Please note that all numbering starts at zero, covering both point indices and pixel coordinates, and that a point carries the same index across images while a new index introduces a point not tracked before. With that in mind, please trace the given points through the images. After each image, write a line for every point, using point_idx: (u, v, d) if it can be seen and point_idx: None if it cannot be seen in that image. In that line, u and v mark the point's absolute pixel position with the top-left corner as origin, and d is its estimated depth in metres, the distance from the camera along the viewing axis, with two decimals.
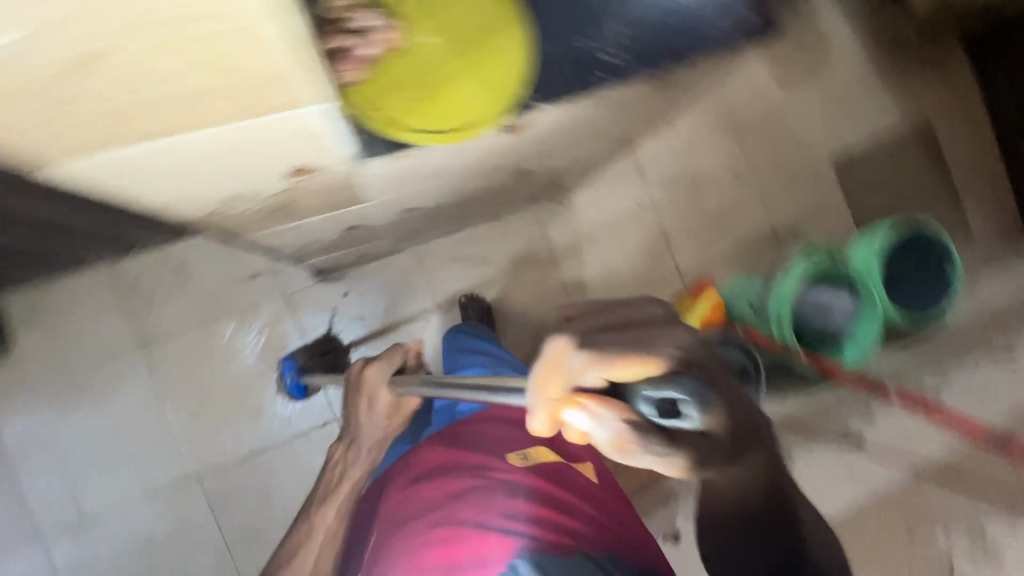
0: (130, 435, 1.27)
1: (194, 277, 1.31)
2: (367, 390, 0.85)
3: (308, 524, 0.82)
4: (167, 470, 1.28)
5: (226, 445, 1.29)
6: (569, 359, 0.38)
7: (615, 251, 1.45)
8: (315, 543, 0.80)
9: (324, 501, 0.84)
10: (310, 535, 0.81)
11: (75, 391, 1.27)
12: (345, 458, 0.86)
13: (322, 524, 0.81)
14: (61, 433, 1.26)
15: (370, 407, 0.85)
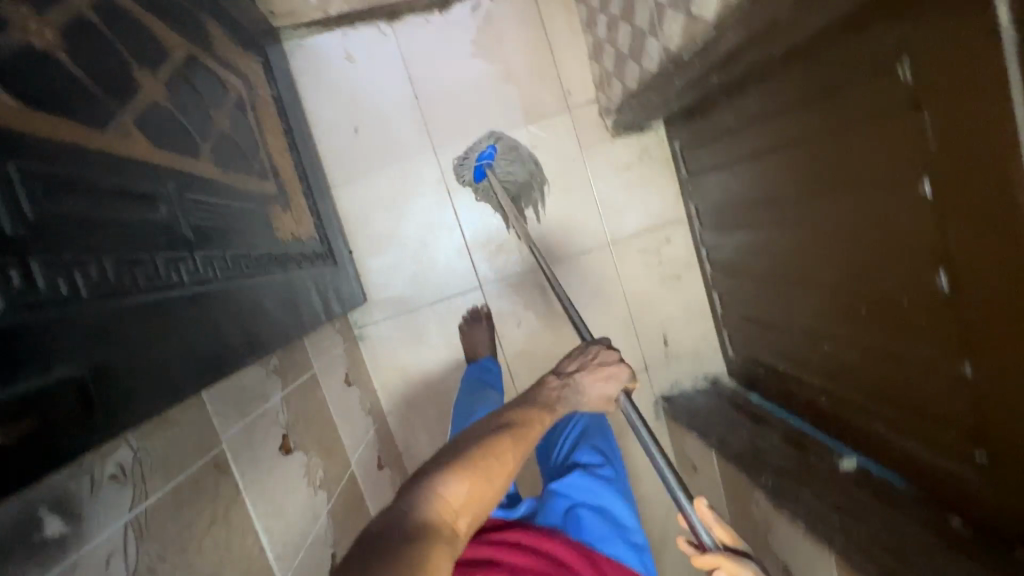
0: (401, 197, 1.33)
1: (524, 201, 1.35)
2: (611, 369, 0.80)
3: (488, 435, 0.65)
4: (415, 226, 1.34)
5: (403, 271, 1.35)
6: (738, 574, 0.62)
7: (686, 455, 1.35)
8: (495, 474, 0.61)
9: (502, 430, 0.66)
10: (499, 449, 0.63)
11: (387, 144, 1.31)
12: (532, 407, 0.72)
13: (503, 447, 0.64)
14: (374, 129, 1.30)
15: (604, 383, 0.78)
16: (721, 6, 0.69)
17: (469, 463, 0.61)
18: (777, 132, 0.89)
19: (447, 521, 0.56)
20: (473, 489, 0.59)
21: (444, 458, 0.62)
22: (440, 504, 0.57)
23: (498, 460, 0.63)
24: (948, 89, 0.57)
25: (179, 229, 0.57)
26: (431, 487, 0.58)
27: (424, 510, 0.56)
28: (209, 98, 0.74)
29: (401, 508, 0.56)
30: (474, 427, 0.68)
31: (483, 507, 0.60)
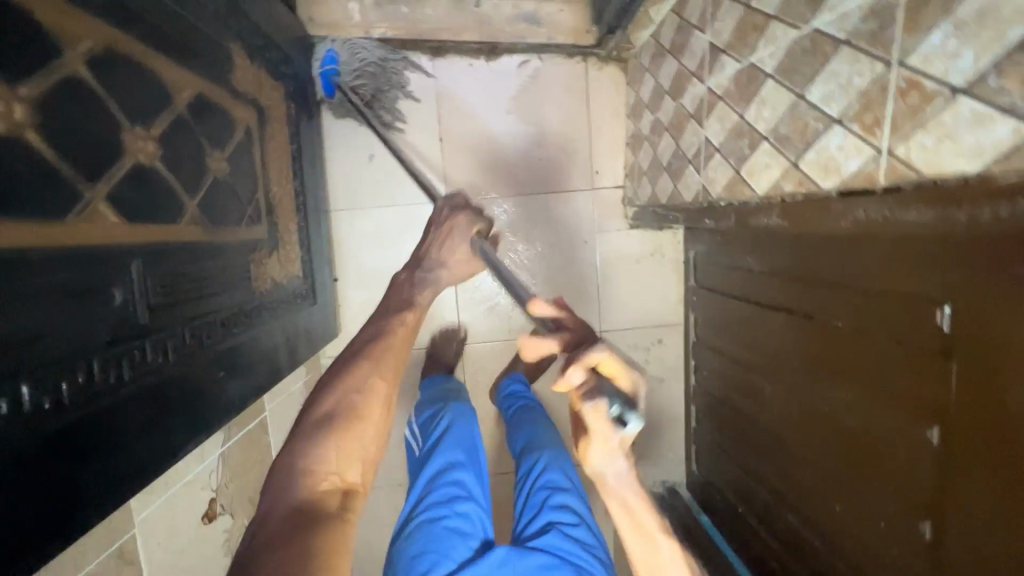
0: (404, 234, 1.27)
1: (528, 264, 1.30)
2: (454, 223, 0.88)
3: (346, 384, 0.66)
4: (412, 266, 1.28)
5: (388, 308, 1.29)
6: (585, 362, 0.59)
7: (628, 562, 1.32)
8: (370, 406, 0.65)
9: (354, 368, 0.68)
10: (356, 383, 0.67)
11: (403, 176, 1.25)
12: (391, 315, 0.78)
13: (360, 395, 0.66)
14: (392, 158, 1.24)
15: (446, 243, 0.88)
16: (770, 186, 0.65)
17: (329, 425, 0.61)
18: (793, 299, 0.86)
19: (331, 484, 0.57)
20: (345, 447, 0.61)
21: (307, 425, 0.62)
22: (317, 472, 0.57)
23: (359, 404, 0.65)
24: (981, 360, 0.54)
25: (136, 316, 0.51)
26: (300, 461, 0.58)
27: (299, 490, 0.55)
28: (212, 140, 0.68)
29: (274, 499, 0.55)
30: (330, 370, 0.70)
31: (368, 458, 0.62)
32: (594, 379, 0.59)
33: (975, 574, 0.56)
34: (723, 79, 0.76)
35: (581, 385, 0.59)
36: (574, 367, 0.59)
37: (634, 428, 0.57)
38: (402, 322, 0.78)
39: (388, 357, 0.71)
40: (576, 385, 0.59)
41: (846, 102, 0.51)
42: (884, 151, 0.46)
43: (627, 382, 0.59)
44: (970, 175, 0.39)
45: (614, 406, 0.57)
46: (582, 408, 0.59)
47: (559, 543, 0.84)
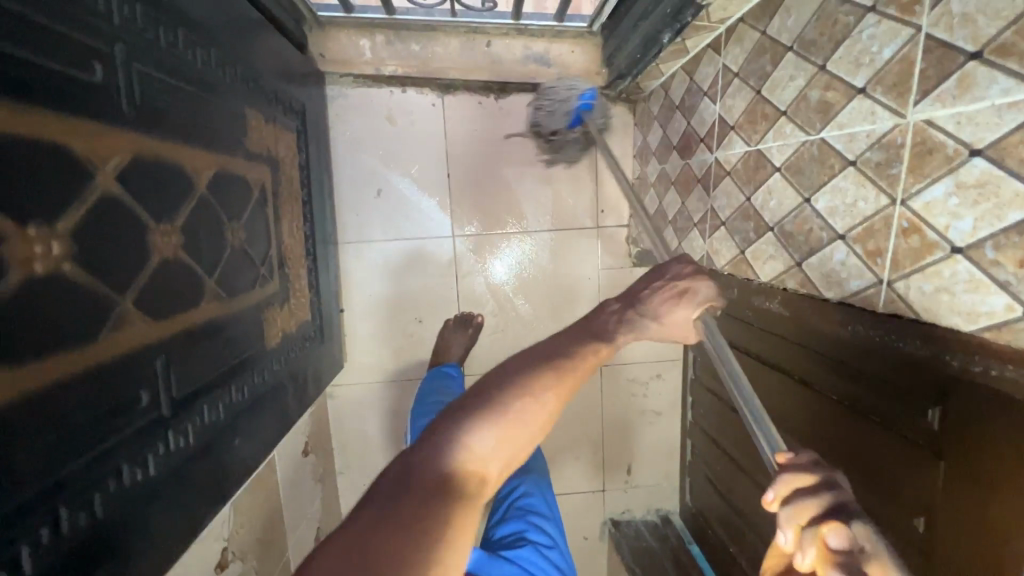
0: (409, 264, 1.29)
1: (527, 294, 1.32)
2: (697, 286, 0.59)
3: (523, 380, 0.50)
4: (416, 296, 1.30)
5: (392, 336, 1.31)
6: (816, 495, 0.40)
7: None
8: (532, 414, 0.49)
9: (541, 363, 0.52)
10: (538, 386, 0.50)
11: (410, 208, 1.26)
12: (584, 340, 0.56)
13: (538, 397, 0.50)
14: (399, 190, 1.25)
15: (678, 304, 0.58)
16: (773, 275, 0.67)
17: (500, 409, 0.48)
18: (789, 363, 0.88)
19: (471, 473, 0.45)
20: (504, 439, 0.47)
21: (472, 397, 0.49)
22: (463, 456, 0.45)
23: (533, 409, 0.49)
24: (970, 467, 0.56)
25: (161, 411, 0.53)
26: (457, 432, 0.46)
27: (445, 461, 0.45)
28: (228, 212, 0.69)
29: (419, 453, 0.45)
30: (519, 355, 0.54)
31: (514, 460, 0.49)
32: (863, 543, 0.37)
33: None
34: (731, 155, 0.77)
35: (842, 553, 0.36)
36: (794, 489, 0.42)
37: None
38: (593, 353, 0.55)
39: (576, 371, 0.53)
40: (832, 546, 0.37)
41: (850, 222, 0.53)
42: (884, 281, 0.49)
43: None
44: (968, 330, 0.41)
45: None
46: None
47: (530, 559, 0.76)
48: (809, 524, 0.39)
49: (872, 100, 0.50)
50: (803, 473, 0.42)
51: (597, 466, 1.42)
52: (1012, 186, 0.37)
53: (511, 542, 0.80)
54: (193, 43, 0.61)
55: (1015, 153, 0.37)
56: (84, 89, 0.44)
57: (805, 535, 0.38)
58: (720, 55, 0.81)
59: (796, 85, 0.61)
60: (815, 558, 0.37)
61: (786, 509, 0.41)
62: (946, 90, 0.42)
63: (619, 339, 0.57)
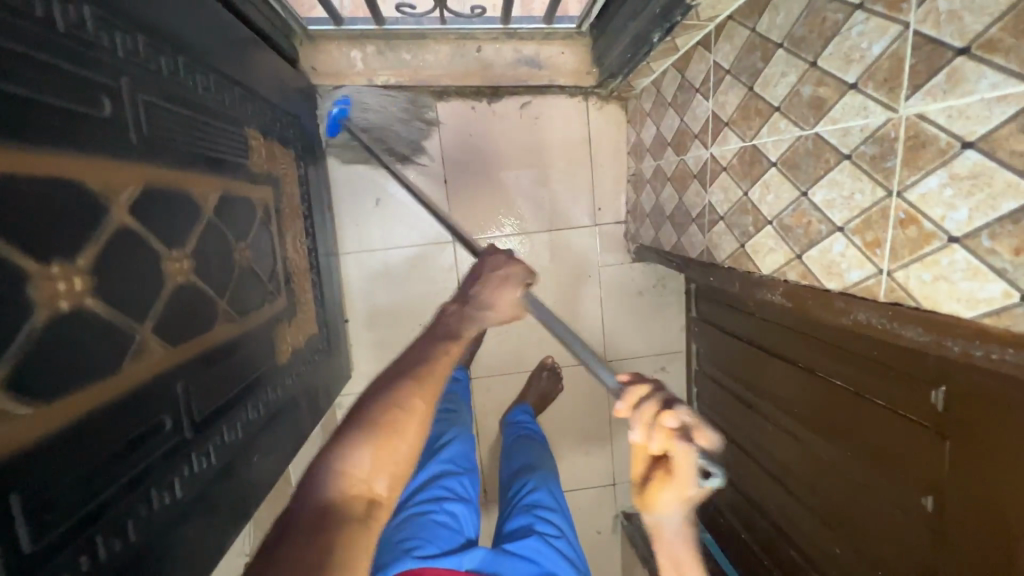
0: (410, 269, 1.29)
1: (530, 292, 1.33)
2: (510, 269, 0.71)
3: (384, 398, 0.56)
4: (419, 301, 1.31)
5: (397, 343, 1.32)
6: (654, 394, 0.51)
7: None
8: (401, 425, 0.55)
9: (401, 375, 0.59)
10: (405, 399, 0.56)
11: (408, 214, 1.27)
12: (435, 342, 0.64)
13: (404, 410, 0.55)
14: (396, 198, 1.26)
15: (504, 287, 0.70)
16: (774, 268, 0.69)
17: (366, 430, 0.53)
18: (793, 352, 0.90)
19: (356, 494, 0.50)
20: (378, 457, 0.52)
21: (336, 434, 0.54)
22: (342, 480, 0.50)
23: (403, 419, 0.55)
24: (976, 448, 0.58)
25: (183, 434, 0.54)
26: (332, 463, 0.51)
27: (326, 492, 0.49)
28: (235, 233, 0.70)
29: (303, 492, 0.50)
30: (368, 391, 0.59)
31: (398, 473, 0.54)
32: (689, 418, 0.49)
33: None
34: (726, 151, 0.78)
35: (679, 429, 0.48)
36: (640, 394, 0.52)
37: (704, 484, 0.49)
38: (445, 350, 0.63)
39: (432, 371, 0.60)
40: (673, 427, 0.48)
41: (848, 214, 0.54)
42: (884, 271, 0.50)
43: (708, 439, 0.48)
44: (967, 316, 0.43)
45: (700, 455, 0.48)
46: (673, 451, 0.48)
47: (535, 552, 0.78)
48: (651, 417, 0.49)
49: (864, 95, 0.51)
50: (638, 386, 0.52)
51: (607, 460, 1.43)
52: (1005, 176, 0.38)
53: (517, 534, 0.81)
54: (192, 70, 0.62)
55: (1006, 145, 0.38)
56: (95, 124, 0.45)
57: (654, 427, 0.49)
58: (709, 52, 0.82)
59: (788, 81, 0.62)
60: (665, 443, 0.49)
61: (633, 413, 0.51)
62: (936, 85, 0.43)
63: (464, 334, 0.66)
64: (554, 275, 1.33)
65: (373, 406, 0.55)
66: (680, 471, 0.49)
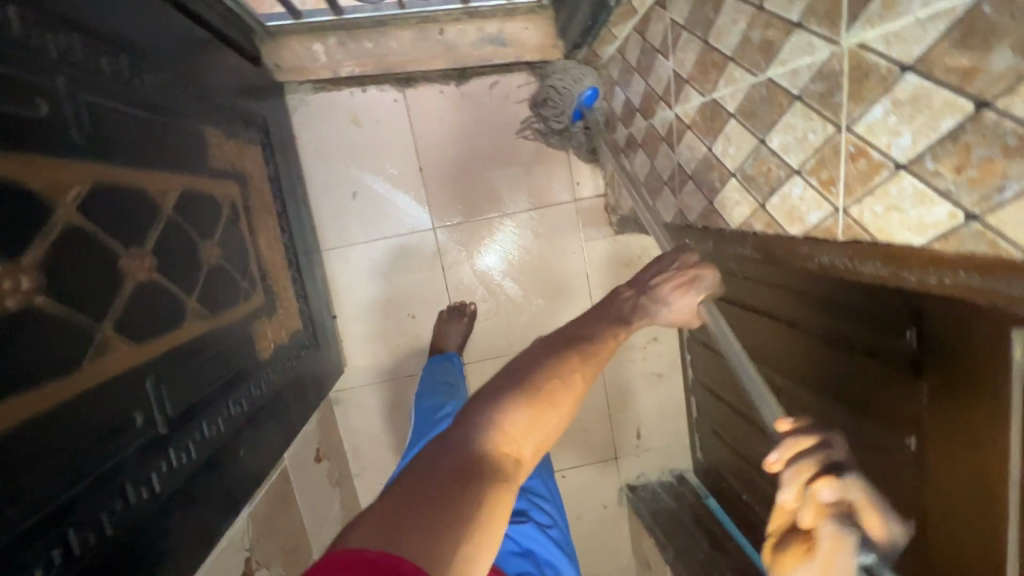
0: (394, 260, 1.29)
1: (514, 272, 1.33)
2: (699, 275, 0.63)
3: (549, 362, 0.51)
4: (406, 291, 1.31)
5: (388, 334, 1.33)
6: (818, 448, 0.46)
7: (642, 546, 1.41)
8: (559, 395, 0.49)
9: (566, 347, 0.53)
10: (566, 370, 0.50)
11: (386, 204, 1.27)
12: (603, 322, 0.57)
13: (562, 376, 0.50)
14: (373, 189, 1.26)
15: (685, 292, 0.62)
16: (741, 221, 0.68)
17: (529, 389, 0.48)
18: (776, 306, 0.89)
19: (506, 453, 0.45)
20: (534, 419, 0.47)
21: (497, 382, 0.49)
22: (496, 434, 0.45)
23: (561, 389, 0.49)
24: (950, 382, 0.58)
25: (157, 430, 0.54)
26: (487, 413, 0.46)
27: (479, 441, 0.44)
28: (200, 231, 0.70)
29: (455, 430, 0.45)
30: (531, 348, 0.54)
31: (545, 440, 0.49)
32: (851, 492, 0.44)
33: (959, 558, 0.61)
34: (689, 108, 0.77)
35: (832, 505, 0.44)
36: (793, 449, 0.46)
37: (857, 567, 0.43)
38: (614, 337, 0.56)
39: (597, 355, 0.53)
40: (825, 501, 0.44)
41: (803, 156, 0.53)
42: (840, 209, 0.49)
43: (882, 532, 0.44)
44: (918, 243, 0.42)
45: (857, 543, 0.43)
46: (824, 532, 0.43)
47: (530, 540, 0.73)
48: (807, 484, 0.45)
49: (809, 32, 0.50)
50: (798, 435, 0.47)
51: (607, 435, 1.44)
52: (943, 95, 0.38)
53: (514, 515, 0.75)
54: (137, 69, 0.62)
55: (941, 63, 0.37)
56: (27, 124, 0.44)
57: (806, 488, 0.45)
58: (666, 10, 0.81)
59: (739, 28, 0.61)
60: (814, 511, 0.44)
61: (788, 466, 0.46)
62: (872, 12, 0.42)
63: (635, 324, 0.59)
64: (544, 254, 1.33)
65: (543, 368, 0.50)
66: (828, 559, 0.43)
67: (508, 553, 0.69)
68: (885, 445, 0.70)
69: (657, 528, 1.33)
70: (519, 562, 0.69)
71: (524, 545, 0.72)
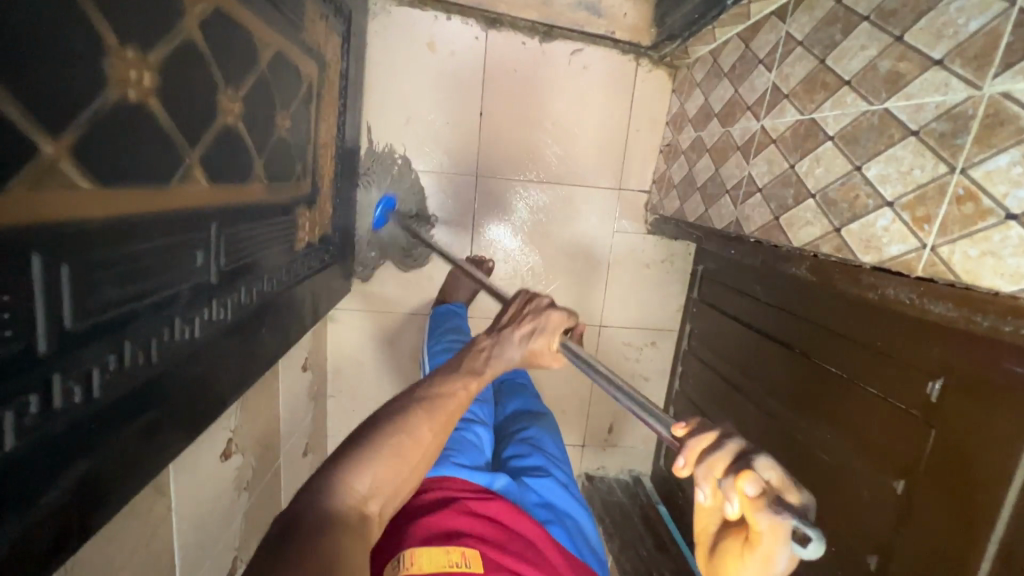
0: (427, 197, 1.28)
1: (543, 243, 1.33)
2: (541, 320, 0.68)
3: (398, 419, 0.56)
4: (431, 229, 1.30)
5: (400, 267, 1.31)
6: (722, 447, 0.37)
7: None
8: (408, 450, 0.54)
9: (413, 403, 0.58)
10: (414, 425, 0.56)
11: (434, 138, 1.24)
12: (453, 374, 0.64)
13: (410, 433, 0.55)
14: (427, 119, 1.23)
15: (534, 337, 0.67)
16: (806, 241, 0.70)
17: (376, 446, 0.53)
18: (793, 336, 0.93)
19: (356, 509, 0.48)
20: (384, 476, 0.52)
21: (339, 452, 0.53)
22: (346, 495, 0.48)
23: (409, 444, 0.55)
24: (958, 437, 0.61)
25: (209, 275, 0.53)
26: (337, 474, 0.50)
27: (330, 498, 0.47)
28: (279, 98, 0.68)
29: (301, 499, 0.47)
30: (380, 409, 0.58)
31: (396, 493, 0.53)
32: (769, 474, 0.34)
33: None
34: (780, 123, 0.78)
35: (762, 495, 0.33)
36: (704, 450, 0.38)
37: (796, 560, 0.32)
38: (462, 389, 0.62)
39: (444, 408, 0.59)
40: (752, 494, 0.33)
41: (902, 189, 0.55)
42: (928, 246, 0.51)
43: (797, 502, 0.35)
44: (1007, 291, 0.44)
45: (795, 521, 0.31)
46: (757, 527, 0.32)
47: (551, 494, 0.76)
48: (725, 477, 0.35)
49: (948, 72, 0.51)
50: (699, 440, 0.39)
51: (581, 422, 1.46)
52: None
53: (534, 471, 0.79)
54: None
55: None
56: None
57: (725, 483, 0.35)
58: (783, 24, 0.81)
59: (867, 54, 0.62)
60: (743, 509, 0.33)
61: (699, 466, 0.37)
62: None
63: (486, 375, 0.65)
64: (574, 235, 1.33)
65: (387, 424, 0.55)
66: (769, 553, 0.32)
67: (533, 504, 0.73)
68: (870, 481, 0.74)
69: (602, 518, 1.37)
70: (542, 510, 0.73)
71: (546, 500, 0.75)
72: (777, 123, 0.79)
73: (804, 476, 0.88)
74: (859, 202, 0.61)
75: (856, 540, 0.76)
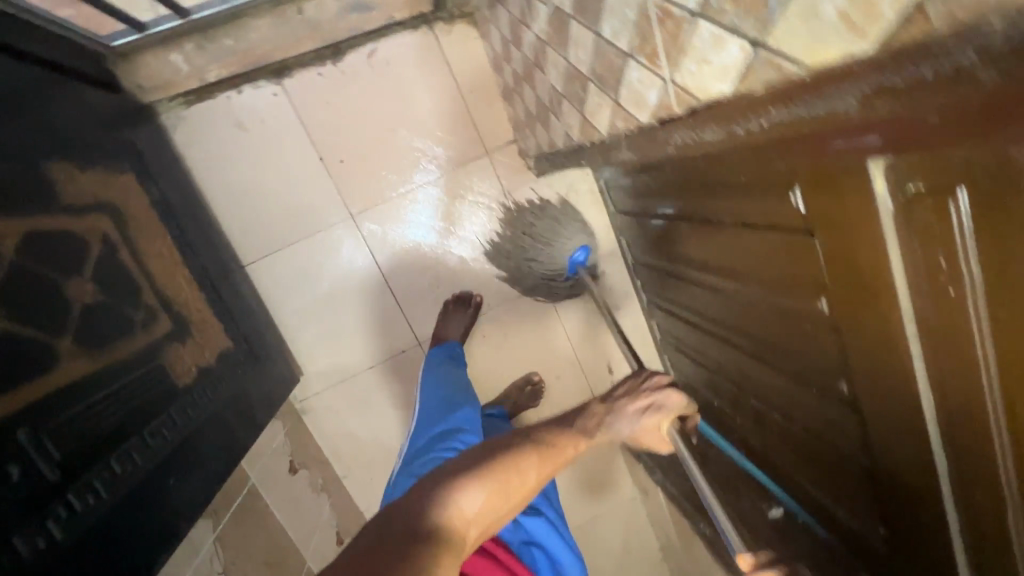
0: (320, 266, 1.26)
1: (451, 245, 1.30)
2: (661, 398, 0.67)
3: (513, 452, 0.58)
4: (343, 285, 1.27)
5: (335, 335, 1.29)
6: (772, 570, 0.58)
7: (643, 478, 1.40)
8: (513, 484, 0.57)
9: (529, 440, 0.61)
10: (524, 465, 0.58)
11: (293, 203, 1.22)
12: (565, 426, 0.65)
13: (520, 469, 0.57)
14: (274, 191, 1.21)
15: (649, 414, 0.66)
16: (610, 125, 0.65)
17: (491, 473, 0.56)
18: (690, 208, 0.87)
19: (459, 527, 0.51)
20: (488, 506, 0.54)
21: (458, 466, 0.57)
22: (455, 508, 0.52)
23: (515, 481, 0.57)
24: (831, 235, 0.56)
25: (40, 479, 0.56)
26: (446, 491, 0.53)
27: (440, 510, 0.51)
28: (60, 267, 0.68)
29: (415, 502, 0.52)
30: (498, 436, 0.62)
31: (496, 515, 0.55)
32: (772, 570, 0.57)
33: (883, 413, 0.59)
34: (541, 24, 0.73)
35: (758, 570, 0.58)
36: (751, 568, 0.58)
37: None
38: (571, 445, 0.63)
39: (554, 457, 0.61)
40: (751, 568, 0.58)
41: (628, 35, 0.51)
42: (667, 80, 0.48)
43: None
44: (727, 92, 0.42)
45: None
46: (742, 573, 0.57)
47: (541, 532, 0.74)
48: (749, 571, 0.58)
49: None
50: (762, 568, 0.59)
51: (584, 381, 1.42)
52: None
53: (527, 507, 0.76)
54: None
55: None
56: None
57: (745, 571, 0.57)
58: None
59: None
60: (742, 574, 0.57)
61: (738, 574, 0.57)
62: None
63: (597, 437, 0.65)
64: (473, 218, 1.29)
65: (499, 453, 0.58)
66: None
67: (524, 542, 0.71)
68: (801, 315, 0.70)
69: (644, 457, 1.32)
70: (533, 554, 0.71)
71: (536, 537, 0.74)
72: (540, 24, 0.74)
73: (764, 336, 0.83)
74: (615, 66, 0.56)
75: (820, 376, 0.71)
